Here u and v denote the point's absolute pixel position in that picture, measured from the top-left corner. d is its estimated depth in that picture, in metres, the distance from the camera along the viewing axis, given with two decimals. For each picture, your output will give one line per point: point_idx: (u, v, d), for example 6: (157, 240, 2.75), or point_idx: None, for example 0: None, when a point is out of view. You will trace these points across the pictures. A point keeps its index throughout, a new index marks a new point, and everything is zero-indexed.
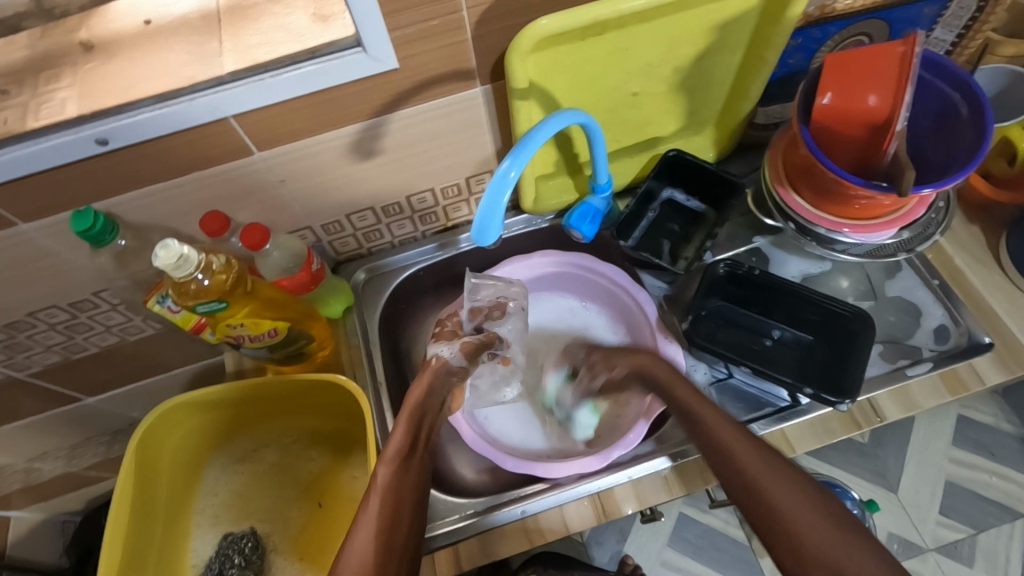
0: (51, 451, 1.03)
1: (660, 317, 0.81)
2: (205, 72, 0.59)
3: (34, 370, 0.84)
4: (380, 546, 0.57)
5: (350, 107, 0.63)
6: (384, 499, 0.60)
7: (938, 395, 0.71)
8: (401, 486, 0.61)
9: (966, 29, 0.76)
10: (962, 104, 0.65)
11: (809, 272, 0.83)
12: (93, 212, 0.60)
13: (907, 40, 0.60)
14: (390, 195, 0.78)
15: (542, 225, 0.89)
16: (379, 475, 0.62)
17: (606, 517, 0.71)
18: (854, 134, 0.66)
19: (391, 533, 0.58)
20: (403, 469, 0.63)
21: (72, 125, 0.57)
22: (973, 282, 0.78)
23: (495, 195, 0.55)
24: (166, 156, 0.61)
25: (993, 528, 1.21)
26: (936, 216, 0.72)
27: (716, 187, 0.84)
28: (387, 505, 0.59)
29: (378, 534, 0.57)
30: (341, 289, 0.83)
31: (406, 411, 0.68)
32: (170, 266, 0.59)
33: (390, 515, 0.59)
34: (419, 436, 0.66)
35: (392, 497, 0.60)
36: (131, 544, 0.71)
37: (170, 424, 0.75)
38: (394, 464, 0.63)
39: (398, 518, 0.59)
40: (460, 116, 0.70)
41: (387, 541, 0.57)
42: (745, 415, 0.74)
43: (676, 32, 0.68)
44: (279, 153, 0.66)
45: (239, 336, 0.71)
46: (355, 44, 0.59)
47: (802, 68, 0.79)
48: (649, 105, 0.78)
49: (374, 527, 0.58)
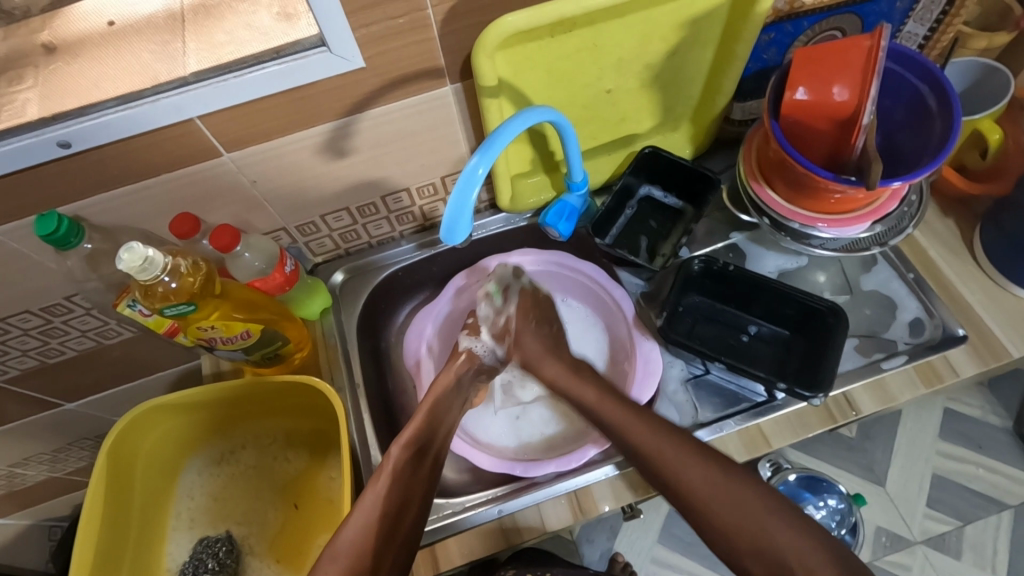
0: (33, 457, 1.02)
1: (637, 314, 0.81)
2: (168, 73, 0.58)
3: (10, 377, 0.83)
4: (382, 529, 0.62)
5: (318, 107, 0.63)
6: (394, 484, 0.65)
7: (912, 387, 0.72)
8: (410, 475, 0.67)
9: (938, 22, 0.76)
10: (930, 96, 0.65)
11: (786, 267, 0.83)
12: (58, 215, 0.59)
13: (874, 34, 0.60)
14: (365, 195, 0.78)
15: (520, 223, 0.89)
16: (389, 461, 0.68)
17: (583, 515, 0.71)
18: (824, 128, 0.66)
19: (395, 521, 0.63)
20: (417, 460, 0.68)
21: (34, 128, 0.56)
22: (948, 275, 0.78)
23: (464, 194, 0.55)
24: (132, 158, 0.61)
25: (980, 519, 1.22)
26: (908, 209, 0.73)
27: (693, 182, 0.84)
28: (393, 491, 0.65)
29: (380, 516, 0.63)
30: (318, 288, 0.82)
31: (428, 405, 0.73)
32: (134, 269, 0.59)
33: (395, 504, 0.64)
34: (434, 433, 0.71)
35: (403, 485, 0.66)
36: (103, 550, 0.70)
37: (142, 428, 0.75)
38: (409, 454, 0.69)
39: (404, 505, 0.64)
40: (432, 115, 0.70)
41: (390, 529, 0.63)
42: (722, 411, 0.74)
43: (645, 28, 0.68)
44: (248, 153, 0.65)
45: (211, 338, 0.70)
46: (320, 44, 0.58)
47: (776, 62, 0.79)
48: (624, 101, 0.78)
49: (373, 513, 0.63)
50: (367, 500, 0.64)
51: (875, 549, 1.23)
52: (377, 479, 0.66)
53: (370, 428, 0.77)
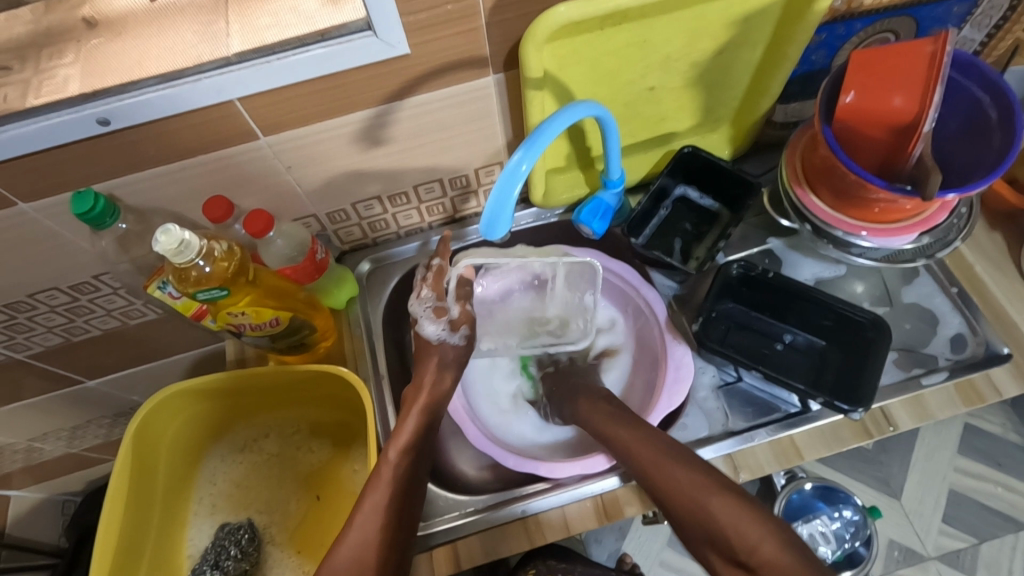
0: (51, 432, 1.03)
1: (670, 318, 0.79)
2: (211, 53, 0.57)
3: (35, 352, 0.83)
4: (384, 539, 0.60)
5: (359, 93, 0.61)
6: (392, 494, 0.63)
7: (952, 405, 0.70)
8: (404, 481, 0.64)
9: (996, 29, 0.74)
10: (991, 106, 0.63)
11: (823, 276, 0.81)
12: (94, 194, 0.58)
13: (937, 39, 0.58)
14: (397, 185, 0.77)
15: (551, 219, 0.88)
16: (387, 466, 0.64)
17: (608, 520, 0.70)
18: (877, 134, 0.65)
19: (397, 525, 0.62)
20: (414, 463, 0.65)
21: (73, 105, 0.55)
22: (992, 290, 0.76)
23: (505, 190, 0.53)
24: (169, 139, 0.60)
25: (996, 538, 1.20)
26: (957, 222, 0.70)
27: (731, 185, 0.82)
28: (390, 496, 0.62)
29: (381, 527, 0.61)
30: (345, 279, 0.81)
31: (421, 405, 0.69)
32: (170, 252, 0.58)
33: (400, 503, 0.63)
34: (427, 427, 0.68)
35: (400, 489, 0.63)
36: (127, 531, 0.70)
37: (166, 414, 0.74)
38: (408, 458, 0.65)
39: (403, 514, 0.63)
40: (471, 106, 0.68)
41: (392, 536, 0.61)
42: (754, 420, 0.72)
43: (695, 25, 0.66)
44: (286, 138, 0.64)
45: (240, 324, 0.69)
46: (365, 28, 0.57)
47: (825, 65, 0.77)
48: (665, 99, 0.77)
49: (374, 525, 0.61)
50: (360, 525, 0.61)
51: (887, 563, 1.21)
52: (372, 490, 0.63)
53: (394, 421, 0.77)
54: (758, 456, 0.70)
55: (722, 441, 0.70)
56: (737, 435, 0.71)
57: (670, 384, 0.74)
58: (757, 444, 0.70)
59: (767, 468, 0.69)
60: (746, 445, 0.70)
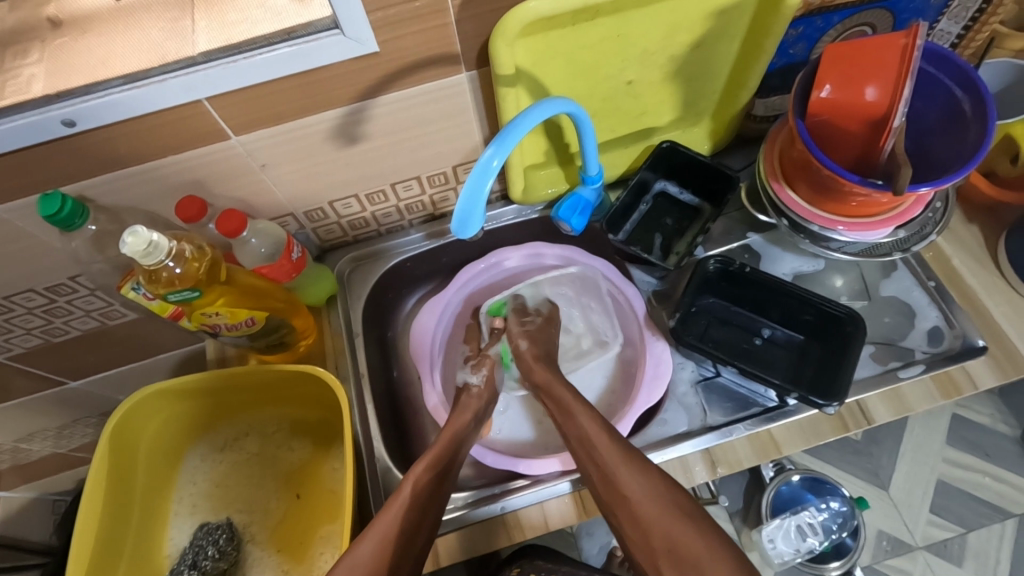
0: (37, 432, 1.03)
1: (649, 313, 0.80)
2: (177, 52, 0.57)
3: (15, 354, 0.83)
4: (396, 553, 0.58)
5: (330, 91, 0.61)
6: (409, 509, 0.61)
7: (929, 398, 0.70)
8: (422, 500, 0.62)
9: (974, 20, 0.73)
10: (965, 99, 0.62)
11: (802, 270, 0.81)
12: (63, 195, 0.58)
13: (910, 32, 0.57)
14: (374, 182, 0.76)
15: (532, 215, 0.87)
16: (410, 480, 0.64)
17: (587, 515, 0.70)
18: (852, 129, 0.65)
19: (408, 540, 0.60)
20: (436, 482, 0.65)
21: (38, 105, 0.55)
22: (970, 282, 0.76)
23: (476, 187, 0.53)
24: (138, 139, 0.59)
25: (983, 528, 1.20)
26: (933, 216, 0.70)
27: (710, 179, 0.82)
28: (402, 519, 0.60)
29: (391, 540, 0.58)
30: (323, 277, 0.81)
31: (446, 436, 0.69)
32: (139, 253, 0.58)
33: (410, 527, 0.60)
34: (449, 454, 0.68)
35: (418, 505, 0.62)
36: (104, 531, 0.70)
37: (145, 413, 0.75)
38: (431, 476, 0.65)
39: (417, 529, 0.61)
40: (446, 102, 0.68)
41: (403, 548, 0.59)
42: (732, 415, 0.73)
43: (667, 20, 0.65)
44: (258, 137, 0.63)
45: (216, 324, 0.69)
46: (333, 26, 0.57)
47: (803, 58, 0.76)
48: (644, 93, 0.76)
49: (383, 543, 0.58)
50: (373, 539, 0.58)
51: (875, 553, 1.21)
52: (391, 504, 0.61)
53: (374, 420, 0.77)
54: (737, 451, 0.70)
55: (700, 435, 0.71)
56: (715, 429, 0.71)
57: (649, 380, 0.74)
58: (735, 439, 0.71)
59: (745, 462, 0.70)
60: (724, 440, 0.71)
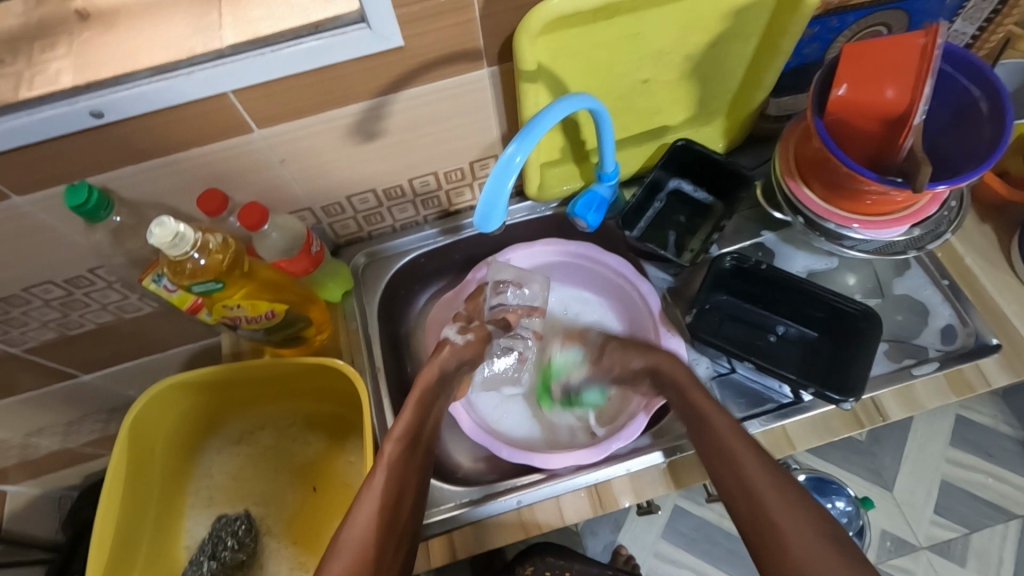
0: (47, 427, 1.03)
1: (663, 310, 0.80)
2: (203, 45, 0.58)
3: (30, 347, 0.83)
4: (383, 522, 0.58)
5: (352, 85, 0.61)
6: (393, 475, 0.62)
7: (942, 395, 0.71)
8: (404, 465, 0.63)
9: (988, 22, 0.74)
10: (981, 99, 0.63)
11: (815, 268, 0.81)
12: (88, 187, 0.58)
13: (929, 31, 0.58)
14: (390, 178, 0.76)
15: (546, 212, 0.88)
16: (387, 450, 0.64)
17: (602, 509, 0.70)
18: (869, 128, 0.65)
19: (394, 508, 0.60)
20: (410, 451, 0.65)
21: (67, 97, 0.56)
22: (982, 282, 0.77)
23: (499, 182, 0.53)
24: (162, 131, 0.60)
25: (987, 528, 1.21)
26: (948, 215, 0.71)
27: (725, 178, 0.83)
28: (387, 487, 0.60)
29: (379, 509, 0.59)
30: (339, 272, 0.82)
31: (417, 394, 0.70)
32: (165, 244, 0.58)
33: (393, 495, 0.60)
34: (426, 421, 0.68)
35: (397, 474, 0.62)
36: (123, 521, 0.71)
37: (164, 405, 0.75)
38: (402, 446, 0.65)
39: (402, 498, 0.61)
40: (466, 98, 0.68)
41: (390, 517, 0.59)
42: (747, 410, 0.73)
43: (687, 17, 0.66)
44: (280, 131, 0.64)
45: (236, 317, 0.70)
46: (359, 21, 0.57)
47: (818, 58, 0.77)
48: (661, 92, 0.77)
49: (374, 508, 0.59)
50: (366, 504, 0.59)
51: (879, 553, 1.22)
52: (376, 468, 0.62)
53: (389, 414, 0.77)
54: None
55: None
56: None
57: None
58: (749, 435, 0.71)
59: None
60: None
